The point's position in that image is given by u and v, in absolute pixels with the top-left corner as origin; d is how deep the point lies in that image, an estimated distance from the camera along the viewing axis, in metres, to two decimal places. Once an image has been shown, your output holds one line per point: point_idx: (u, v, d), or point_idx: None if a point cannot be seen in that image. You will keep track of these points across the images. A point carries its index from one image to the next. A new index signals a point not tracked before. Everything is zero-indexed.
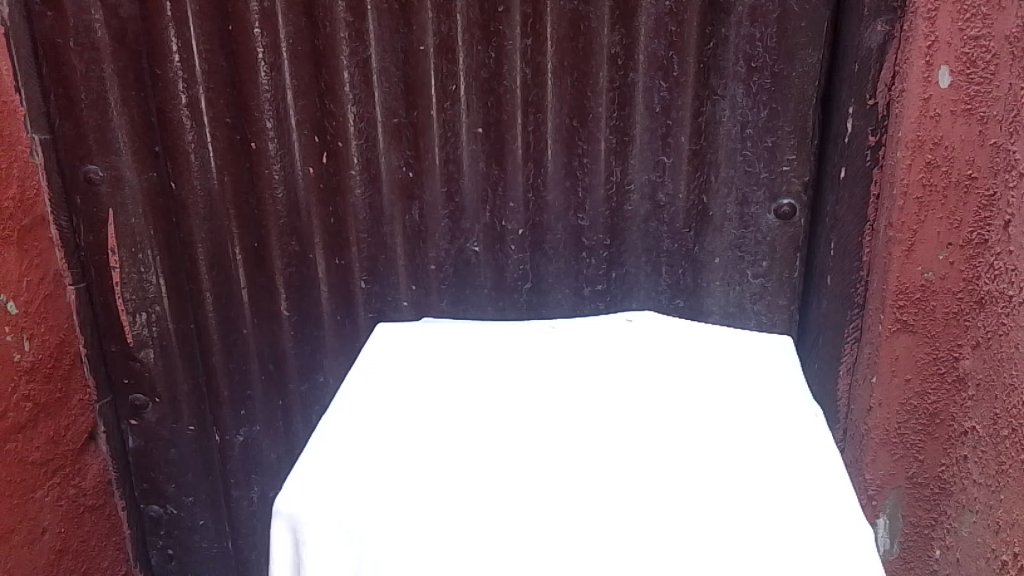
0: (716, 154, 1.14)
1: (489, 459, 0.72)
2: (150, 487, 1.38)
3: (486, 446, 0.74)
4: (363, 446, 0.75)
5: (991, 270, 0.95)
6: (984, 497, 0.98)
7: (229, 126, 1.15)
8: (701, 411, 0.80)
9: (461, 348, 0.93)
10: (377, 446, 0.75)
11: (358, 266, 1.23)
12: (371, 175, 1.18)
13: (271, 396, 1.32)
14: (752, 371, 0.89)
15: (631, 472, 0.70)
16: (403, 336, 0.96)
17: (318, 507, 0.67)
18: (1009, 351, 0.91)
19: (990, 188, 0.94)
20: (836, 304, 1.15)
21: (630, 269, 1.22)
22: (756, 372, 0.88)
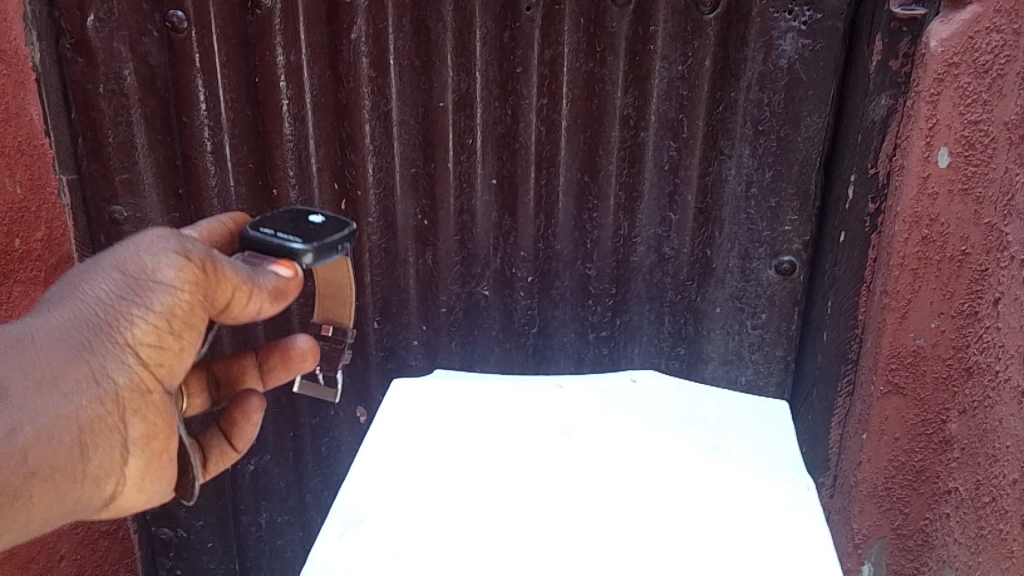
0: (720, 212, 1.18)
1: (504, 547, 0.78)
2: (162, 512, 1.42)
3: (501, 532, 0.80)
4: (387, 526, 0.81)
5: (979, 342, 0.99)
6: (963, 556, 1.02)
7: (251, 172, 1.20)
8: (700, 493, 0.85)
9: (473, 410, 0.99)
10: (394, 527, 0.81)
11: (372, 307, 1.28)
12: (387, 221, 1.23)
13: (283, 427, 1.38)
14: (748, 440, 0.94)
15: (632, 564, 0.76)
16: (418, 394, 1.00)
17: None
18: (993, 423, 0.95)
19: (983, 265, 0.98)
20: (831, 357, 1.18)
21: (634, 316, 1.27)
22: (753, 443, 0.93)
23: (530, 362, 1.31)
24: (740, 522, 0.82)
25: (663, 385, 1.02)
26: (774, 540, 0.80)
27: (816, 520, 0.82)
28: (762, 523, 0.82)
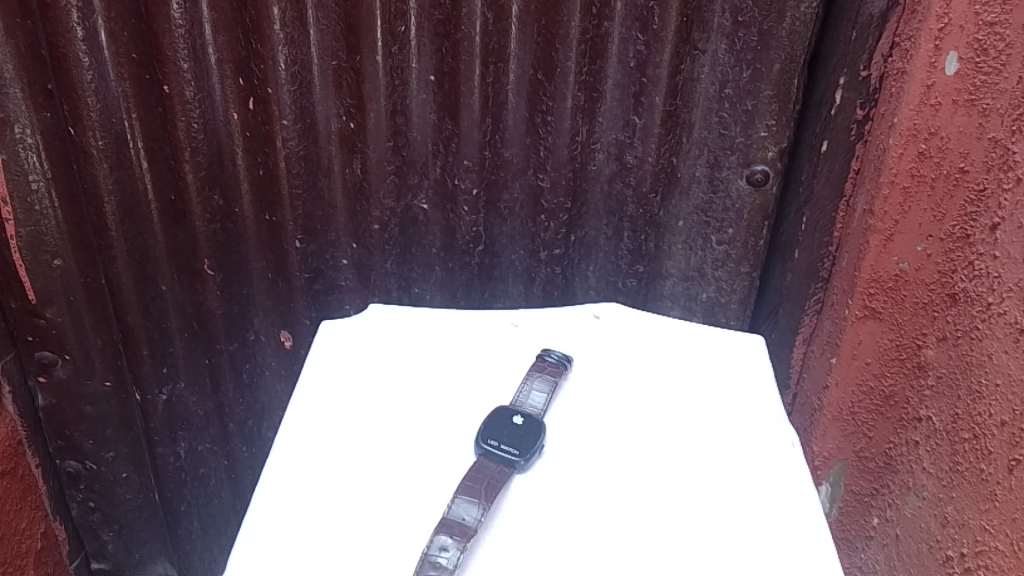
0: (691, 115, 1.04)
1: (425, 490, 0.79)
2: (65, 444, 1.26)
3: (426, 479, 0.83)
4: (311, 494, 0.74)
5: (969, 268, 0.91)
6: (933, 487, 0.97)
7: (136, 64, 0.98)
8: (693, 450, 0.76)
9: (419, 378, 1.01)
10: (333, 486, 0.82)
11: (292, 224, 1.11)
12: (306, 125, 1.04)
13: (195, 354, 1.22)
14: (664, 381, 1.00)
15: (577, 525, 0.68)
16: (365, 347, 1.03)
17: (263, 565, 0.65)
18: (981, 359, 0.89)
19: (981, 184, 0.88)
20: (801, 275, 1.11)
21: (589, 231, 1.14)
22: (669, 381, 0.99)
23: (474, 282, 1.18)
24: (732, 486, 0.73)
25: (629, 320, 0.91)
26: (771, 528, 0.69)
27: (803, 478, 0.74)
28: (755, 482, 0.73)
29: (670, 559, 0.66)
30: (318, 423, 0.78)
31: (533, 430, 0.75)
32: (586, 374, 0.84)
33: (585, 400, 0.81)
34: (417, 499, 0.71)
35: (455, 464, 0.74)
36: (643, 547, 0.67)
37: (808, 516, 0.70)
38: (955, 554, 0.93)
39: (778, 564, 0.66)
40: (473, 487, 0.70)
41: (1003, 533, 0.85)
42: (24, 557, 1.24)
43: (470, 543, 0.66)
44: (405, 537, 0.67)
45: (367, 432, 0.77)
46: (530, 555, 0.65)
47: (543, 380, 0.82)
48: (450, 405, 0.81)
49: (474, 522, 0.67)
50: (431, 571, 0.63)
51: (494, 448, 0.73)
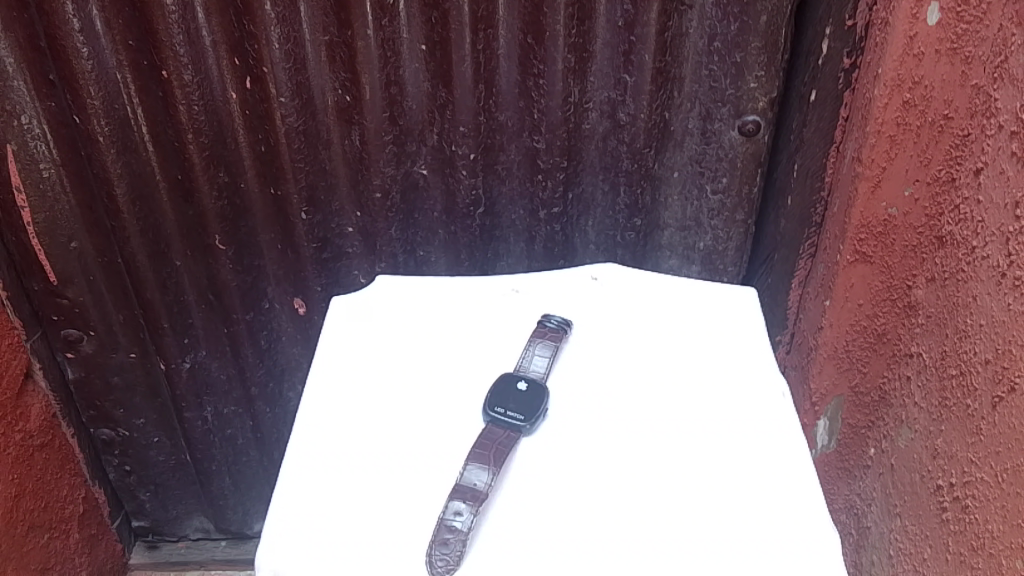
0: (680, 69, 1.06)
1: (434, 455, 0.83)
2: (97, 413, 1.33)
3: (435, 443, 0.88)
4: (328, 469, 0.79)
5: (955, 211, 0.93)
6: (924, 421, 1.02)
7: (133, 50, 1.00)
8: (690, 406, 0.81)
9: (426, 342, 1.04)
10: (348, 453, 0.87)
11: (297, 196, 1.14)
12: (303, 100, 1.06)
13: (214, 324, 1.26)
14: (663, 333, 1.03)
15: (587, 501, 0.72)
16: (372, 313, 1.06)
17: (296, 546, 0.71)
18: (965, 300, 0.92)
19: (965, 129, 0.90)
20: (794, 221, 1.13)
21: (587, 188, 1.17)
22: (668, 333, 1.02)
23: (477, 243, 1.22)
24: (727, 439, 0.78)
25: (626, 279, 0.95)
26: (763, 478, 0.75)
27: (794, 436, 0.78)
28: (748, 433, 0.78)
29: (669, 512, 0.72)
30: (335, 400, 0.83)
31: (538, 396, 0.80)
32: (587, 337, 0.89)
33: (586, 361, 0.86)
34: (432, 465, 0.76)
35: (466, 430, 0.79)
36: (644, 502, 0.72)
37: (797, 464, 0.76)
38: (944, 484, 0.97)
39: (769, 513, 0.72)
40: (484, 454, 0.75)
41: (987, 465, 0.90)
42: (68, 521, 1.32)
43: (482, 506, 0.72)
44: (422, 502, 0.73)
45: (381, 408, 0.82)
46: (539, 515, 0.71)
47: (546, 344, 0.86)
48: (459, 372, 0.85)
49: (485, 486, 0.73)
50: (447, 534, 0.70)
51: (501, 414, 0.78)
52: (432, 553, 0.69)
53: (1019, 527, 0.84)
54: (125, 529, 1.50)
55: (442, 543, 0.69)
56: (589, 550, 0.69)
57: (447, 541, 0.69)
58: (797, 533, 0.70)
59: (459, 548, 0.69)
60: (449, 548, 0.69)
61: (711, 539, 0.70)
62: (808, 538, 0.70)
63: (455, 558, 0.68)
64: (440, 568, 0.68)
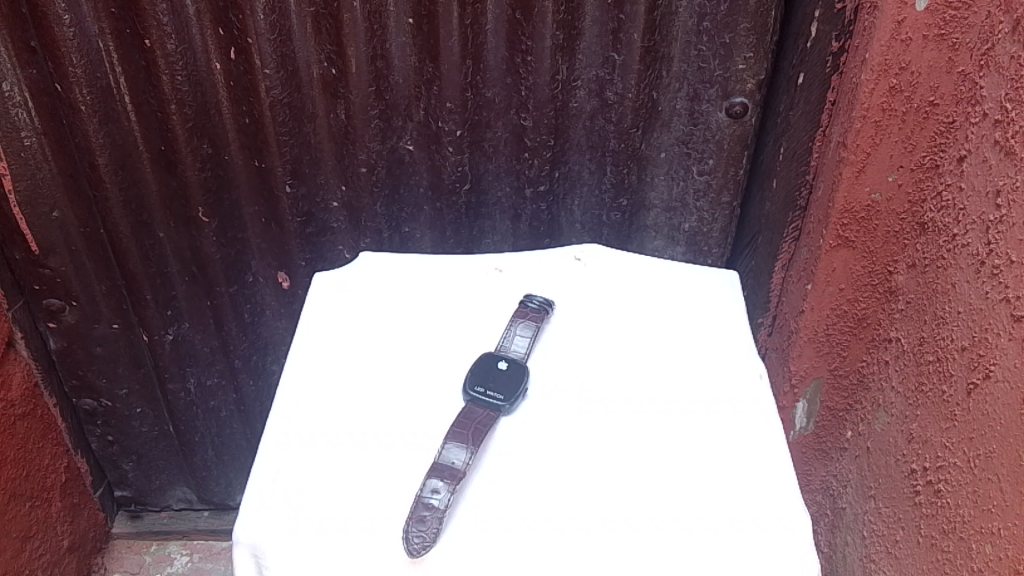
0: (669, 49, 1.05)
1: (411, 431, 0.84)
2: (80, 383, 1.33)
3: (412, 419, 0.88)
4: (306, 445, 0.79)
5: (937, 199, 0.96)
6: (900, 405, 1.03)
7: (116, 19, 0.99)
8: (668, 387, 0.82)
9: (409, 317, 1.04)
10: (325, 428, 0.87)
11: (282, 170, 1.13)
12: (288, 72, 1.05)
13: (198, 297, 1.26)
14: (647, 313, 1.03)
15: (565, 480, 0.73)
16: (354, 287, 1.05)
17: (273, 526, 0.71)
18: (944, 287, 0.94)
19: (950, 116, 0.93)
20: (779, 204, 1.13)
21: (574, 166, 1.16)
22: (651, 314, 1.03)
23: (463, 220, 1.21)
24: (704, 419, 0.79)
25: (609, 261, 0.95)
26: (738, 459, 0.76)
27: (769, 419, 0.79)
28: (724, 415, 0.79)
29: (645, 491, 0.73)
30: (316, 377, 0.83)
31: (517, 376, 0.80)
32: (567, 318, 0.89)
33: (567, 341, 0.86)
34: (412, 442, 0.77)
35: (446, 409, 0.80)
36: (620, 481, 0.73)
37: (771, 445, 0.77)
38: (918, 467, 0.99)
39: (742, 493, 0.73)
40: (462, 433, 0.75)
41: (960, 450, 0.91)
42: (50, 490, 1.33)
43: (459, 485, 0.72)
44: (401, 479, 0.74)
45: (360, 385, 0.82)
46: (516, 493, 0.72)
47: (527, 325, 0.86)
48: (440, 350, 0.86)
49: (463, 465, 0.73)
50: (423, 510, 0.70)
51: (481, 394, 0.79)
52: (408, 529, 0.69)
53: (989, 512, 0.85)
54: (108, 499, 1.51)
55: (419, 519, 0.69)
56: (565, 528, 0.70)
57: (424, 518, 0.69)
58: (770, 512, 0.72)
59: (435, 525, 0.69)
60: (425, 525, 0.69)
61: (686, 518, 0.71)
62: (780, 518, 0.71)
63: (431, 535, 0.69)
64: (417, 544, 0.68)
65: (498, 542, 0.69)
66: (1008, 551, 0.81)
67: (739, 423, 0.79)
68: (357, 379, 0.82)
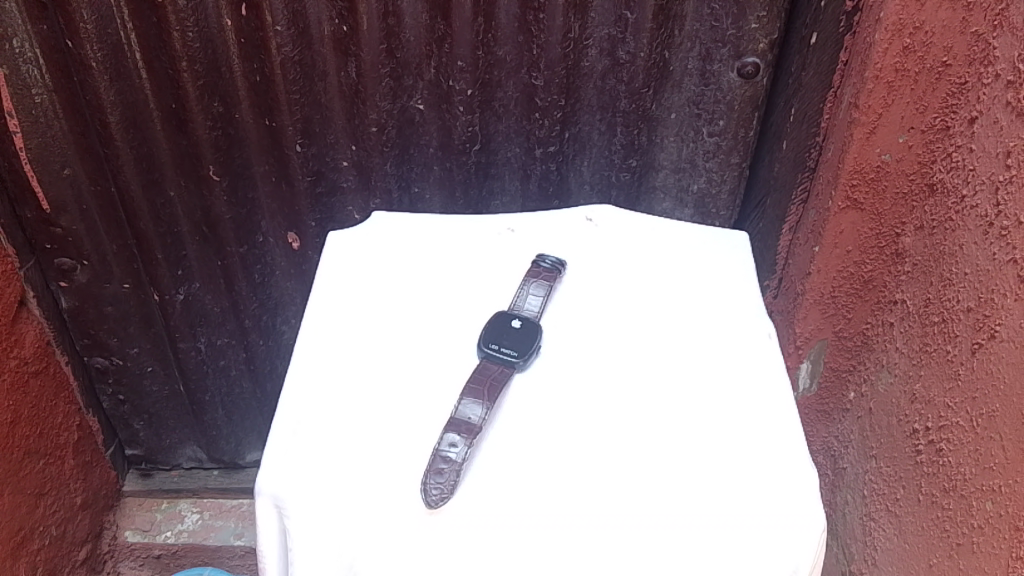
0: (682, 7, 1.04)
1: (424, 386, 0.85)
2: (92, 342, 1.34)
3: None
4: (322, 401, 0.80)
5: (947, 160, 0.96)
6: (904, 365, 1.05)
7: None
8: (680, 359, 0.82)
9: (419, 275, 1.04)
10: None
11: (292, 129, 1.13)
12: (299, 29, 1.05)
13: (208, 256, 1.27)
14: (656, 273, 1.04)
15: (578, 439, 0.74)
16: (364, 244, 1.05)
17: (295, 481, 0.73)
18: (952, 248, 0.95)
19: (963, 77, 0.92)
20: (788, 166, 1.13)
21: (584, 127, 1.16)
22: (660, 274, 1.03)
23: (473, 181, 1.22)
24: (714, 378, 0.80)
25: (620, 221, 0.96)
26: (747, 417, 0.77)
27: (778, 378, 0.80)
28: (733, 374, 0.81)
29: (656, 447, 0.74)
30: (332, 335, 0.84)
31: (532, 332, 0.82)
32: (579, 277, 0.90)
33: (580, 301, 0.87)
34: (427, 397, 0.78)
35: (461, 365, 0.81)
36: (632, 437, 0.75)
37: (779, 404, 0.79)
38: (920, 427, 1.01)
39: (752, 450, 0.75)
40: (478, 388, 0.77)
41: (963, 410, 0.93)
42: (63, 447, 1.35)
43: (476, 439, 0.74)
44: (417, 434, 0.75)
45: (375, 343, 0.83)
46: (531, 448, 0.74)
47: (540, 284, 0.87)
48: (454, 309, 0.87)
49: (479, 420, 0.75)
50: (441, 463, 0.71)
51: (495, 350, 0.80)
52: (427, 481, 0.71)
53: (990, 470, 0.87)
54: (119, 457, 1.53)
55: (437, 472, 0.71)
56: (578, 481, 0.71)
57: (442, 471, 0.71)
58: (777, 467, 0.74)
59: (453, 477, 0.71)
60: (443, 477, 0.71)
61: (698, 476, 0.73)
62: (787, 473, 0.73)
63: (449, 487, 0.70)
64: (434, 496, 0.70)
65: (512, 495, 0.70)
66: (1008, 507, 0.83)
67: (747, 383, 0.80)
68: (373, 337, 0.83)
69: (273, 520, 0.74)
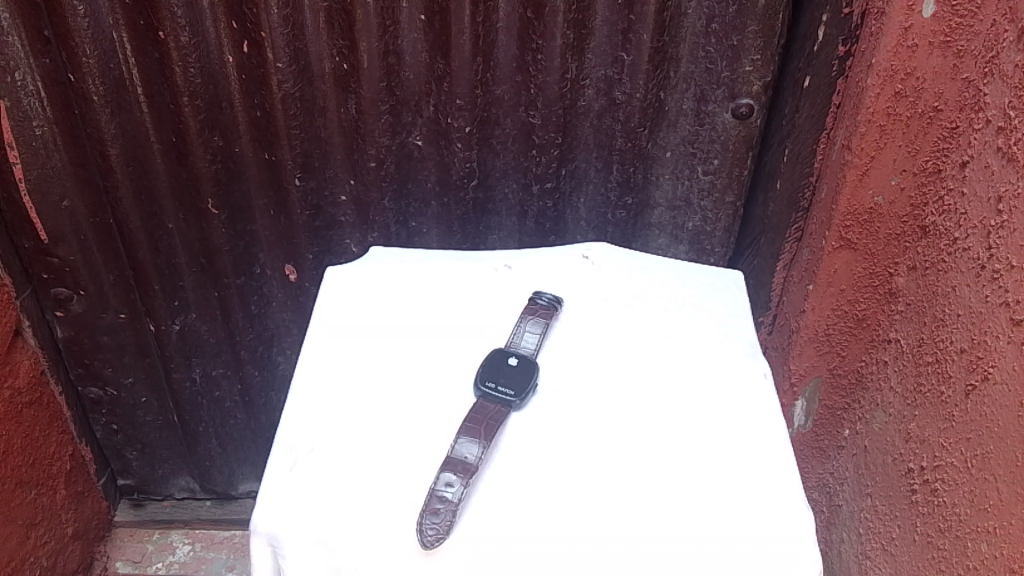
0: (677, 49, 1.06)
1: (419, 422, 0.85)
2: (86, 371, 1.34)
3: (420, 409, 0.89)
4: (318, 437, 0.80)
5: (939, 202, 0.98)
6: (898, 405, 1.05)
7: (129, 10, 1.00)
8: (676, 399, 0.82)
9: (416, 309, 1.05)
10: None
11: (292, 163, 1.14)
12: (300, 66, 1.06)
13: (205, 287, 1.27)
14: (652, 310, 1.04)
15: (575, 479, 0.74)
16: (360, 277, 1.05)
17: (290, 519, 0.72)
18: (944, 289, 0.96)
19: (954, 122, 0.95)
20: (782, 205, 1.14)
21: (580, 164, 1.18)
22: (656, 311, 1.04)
23: (470, 216, 1.23)
24: (710, 420, 0.80)
25: (616, 260, 0.97)
26: (742, 456, 0.78)
27: (772, 419, 0.81)
28: (728, 413, 0.81)
29: (652, 486, 0.74)
30: (329, 371, 0.84)
31: (527, 371, 0.82)
32: (575, 315, 0.90)
33: (575, 338, 0.88)
34: (424, 435, 0.78)
35: (458, 403, 0.81)
36: (628, 475, 0.75)
37: (775, 445, 0.79)
38: (915, 467, 1.01)
39: (748, 491, 0.75)
40: (474, 428, 0.77)
41: (958, 450, 0.93)
42: (55, 477, 1.34)
43: (472, 479, 0.74)
44: (412, 472, 0.75)
45: (372, 380, 0.83)
46: (527, 486, 0.74)
47: (536, 321, 0.88)
48: (450, 345, 0.87)
49: (476, 459, 0.75)
50: (437, 503, 0.71)
51: (492, 389, 0.80)
52: (423, 521, 0.71)
53: (985, 512, 0.87)
54: (110, 487, 1.52)
55: (433, 512, 0.71)
56: (574, 522, 0.71)
57: (438, 511, 0.71)
58: (773, 509, 0.74)
59: (449, 517, 0.71)
60: (439, 517, 0.71)
61: (695, 517, 0.73)
62: (783, 515, 0.73)
63: (445, 527, 0.70)
64: (430, 536, 0.70)
65: (508, 536, 0.70)
66: (1003, 550, 0.83)
67: (743, 425, 0.80)
68: (370, 373, 0.84)
69: (267, 559, 0.74)
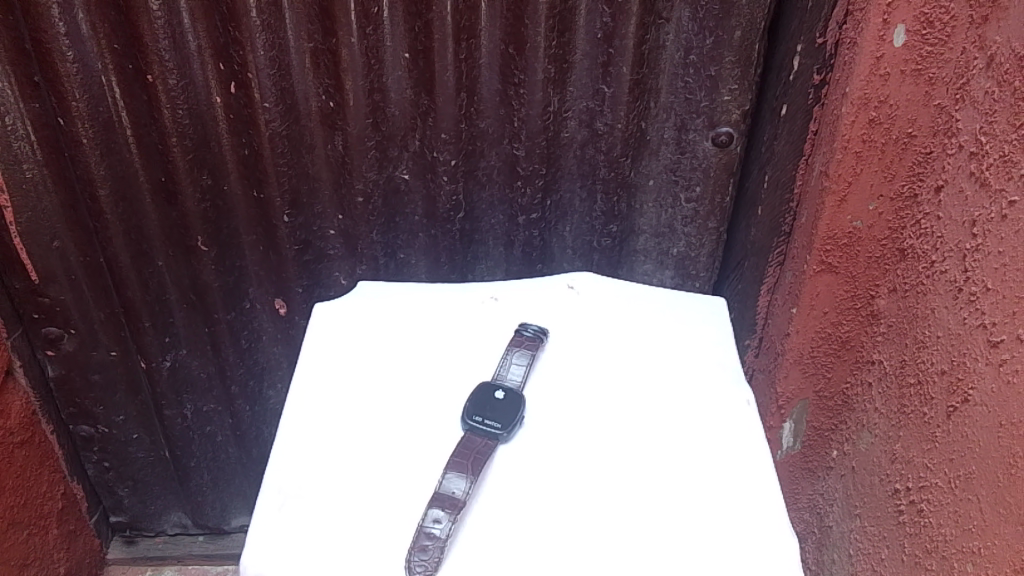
0: (657, 81, 1.09)
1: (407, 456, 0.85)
2: (77, 410, 1.33)
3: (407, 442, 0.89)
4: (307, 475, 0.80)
5: (916, 226, 1.00)
6: (884, 426, 1.06)
7: (118, 54, 1.02)
8: (661, 428, 0.83)
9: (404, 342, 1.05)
10: None
11: (280, 200, 1.16)
12: (287, 105, 1.08)
13: (195, 323, 1.27)
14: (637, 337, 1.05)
15: (564, 511, 0.75)
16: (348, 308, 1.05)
17: (281, 559, 0.72)
18: (925, 311, 0.98)
19: (928, 148, 0.97)
20: (764, 231, 1.15)
21: (565, 194, 1.20)
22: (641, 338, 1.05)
23: (457, 248, 1.24)
24: (695, 448, 0.81)
25: (601, 290, 0.98)
26: (729, 485, 0.78)
27: (757, 445, 0.82)
28: (714, 442, 0.82)
29: (641, 518, 0.75)
30: (318, 409, 0.85)
31: (514, 404, 0.83)
32: (561, 346, 0.92)
33: (561, 370, 0.89)
34: (414, 471, 0.79)
35: (446, 437, 0.82)
36: (616, 506, 0.76)
37: (760, 471, 0.80)
38: (902, 487, 1.02)
39: (735, 517, 0.76)
40: (462, 462, 0.78)
41: (942, 471, 0.94)
42: (48, 517, 1.33)
43: (460, 514, 0.74)
44: (402, 508, 0.76)
45: (361, 417, 0.84)
46: (516, 520, 0.74)
47: (523, 352, 0.89)
48: (438, 379, 0.88)
49: (463, 494, 0.76)
50: (425, 540, 0.72)
51: (479, 423, 0.81)
52: (411, 558, 0.71)
53: (970, 532, 0.88)
54: (103, 525, 1.51)
55: (421, 549, 0.72)
56: (564, 553, 0.72)
57: (426, 548, 0.72)
58: (760, 535, 0.74)
59: (437, 554, 0.71)
60: (428, 554, 0.71)
61: (682, 545, 0.73)
62: (770, 540, 0.74)
63: (434, 563, 0.71)
64: (419, 573, 0.70)
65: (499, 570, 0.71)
66: (989, 569, 0.84)
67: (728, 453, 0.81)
68: (359, 410, 0.85)
69: None
